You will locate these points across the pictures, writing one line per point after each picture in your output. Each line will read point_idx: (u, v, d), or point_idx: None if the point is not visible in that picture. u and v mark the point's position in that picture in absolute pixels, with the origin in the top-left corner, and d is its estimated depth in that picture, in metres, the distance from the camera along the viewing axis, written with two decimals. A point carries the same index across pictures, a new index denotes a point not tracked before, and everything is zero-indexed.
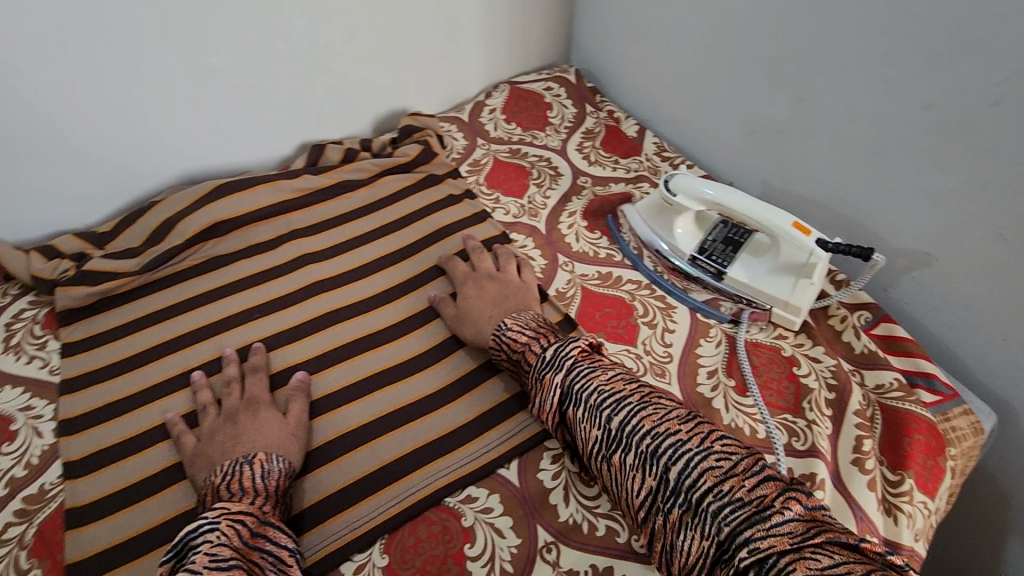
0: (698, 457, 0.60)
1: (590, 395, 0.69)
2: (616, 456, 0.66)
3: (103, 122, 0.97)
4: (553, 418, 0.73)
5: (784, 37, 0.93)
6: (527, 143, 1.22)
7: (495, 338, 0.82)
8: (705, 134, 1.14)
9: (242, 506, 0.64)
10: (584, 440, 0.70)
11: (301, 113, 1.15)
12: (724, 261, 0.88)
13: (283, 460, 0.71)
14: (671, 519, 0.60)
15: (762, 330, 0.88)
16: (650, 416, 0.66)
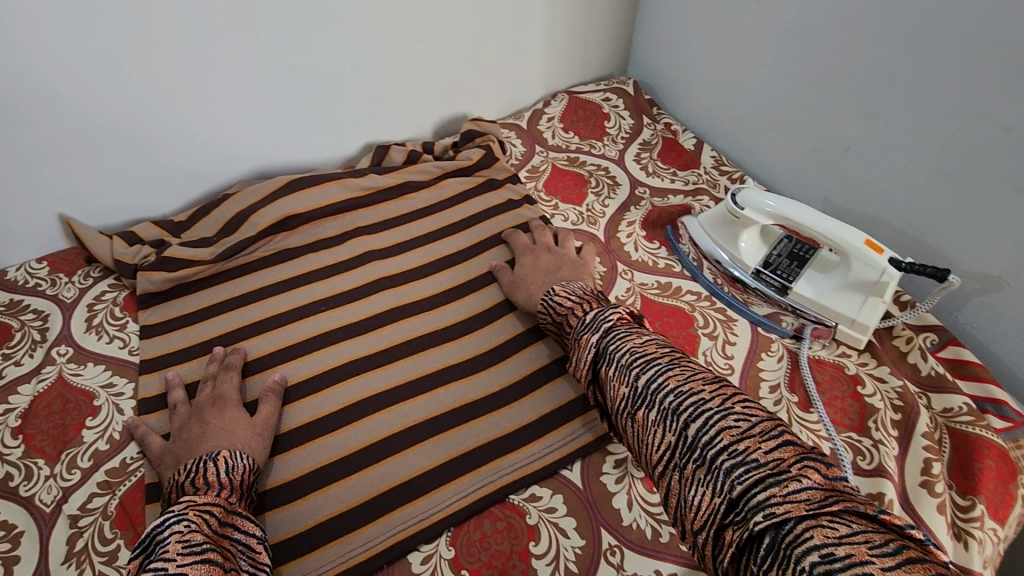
0: (718, 416, 0.60)
1: (622, 355, 0.71)
2: (640, 413, 0.67)
3: (188, 117, 1.00)
4: (585, 375, 0.76)
5: (860, 56, 0.93)
6: (585, 152, 1.23)
7: (542, 305, 0.87)
8: (766, 150, 1.15)
9: (209, 497, 0.65)
10: (612, 397, 0.71)
11: (368, 115, 1.18)
12: (789, 276, 0.88)
13: (247, 457, 0.72)
14: (686, 475, 0.60)
15: (825, 347, 0.88)
16: (676, 376, 0.66)
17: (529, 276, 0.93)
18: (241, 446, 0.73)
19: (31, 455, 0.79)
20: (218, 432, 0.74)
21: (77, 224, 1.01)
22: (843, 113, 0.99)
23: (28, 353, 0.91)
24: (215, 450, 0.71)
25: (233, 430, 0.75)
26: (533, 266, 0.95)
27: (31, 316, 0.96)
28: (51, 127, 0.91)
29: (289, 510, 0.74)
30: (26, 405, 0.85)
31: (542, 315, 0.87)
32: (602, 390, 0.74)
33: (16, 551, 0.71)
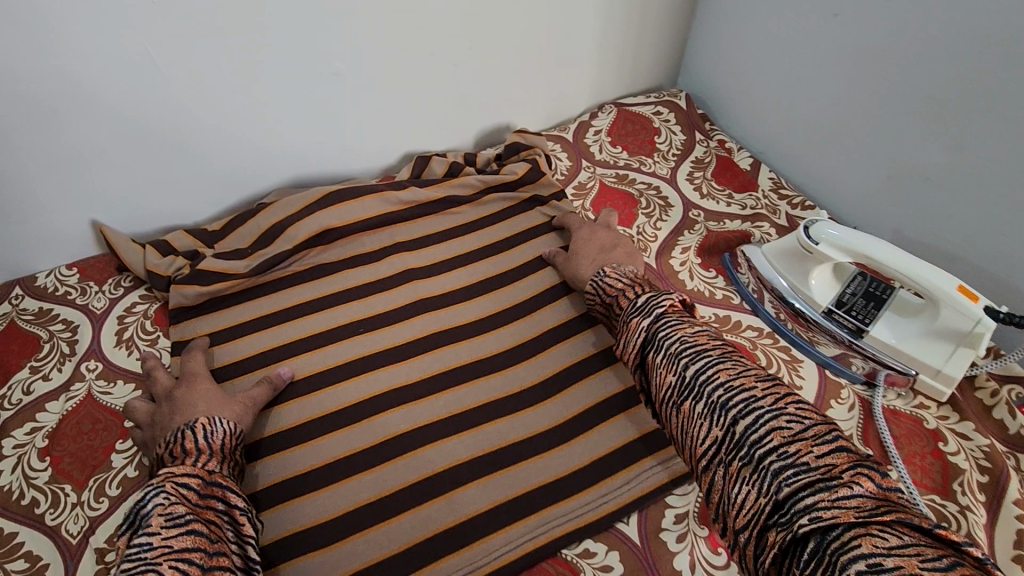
0: (769, 416, 0.59)
1: (671, 344, 0.70)
2: (686, 403, 0.66)
3: (221, 121, 0.95)
4: (632, 360, 0.75)
5: (949, 82, 0.86)
6: (634, 169, 1.17)
7: (593, 287, 0.87)
8: (830, 175, 1.08)
9: (188, 468, 0.66)
10: (657, 385, 0.71)
11: (410, 124, 1.13)
12: (865, 318, 0.82)
13: (226, 422, 0.73)
14: (731, 471, 0.60)
15: (901, 396, 0.82)
16: (727, 370, 0.65)
17: (581, 252, 0.94)
18: (223, 414, 0.74)
19: (58, 480, 0.76)
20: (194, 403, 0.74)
21: (109, 231, 0.97)
22: (924, 142, 0.92)
23: (56, 367, 0.87)
24: (193, 418, 0.72)
25: (212, 401, 0.76)
26: (582, 243, 0.95)
27: (60, 327, 0.92)
28: (87, 130, 0.87)
29: (321, 557, 0.71)
30: (53, 424, 0.81)
31: (592, 296, 0.88)
32: (647, 377, 0.73)
33: None
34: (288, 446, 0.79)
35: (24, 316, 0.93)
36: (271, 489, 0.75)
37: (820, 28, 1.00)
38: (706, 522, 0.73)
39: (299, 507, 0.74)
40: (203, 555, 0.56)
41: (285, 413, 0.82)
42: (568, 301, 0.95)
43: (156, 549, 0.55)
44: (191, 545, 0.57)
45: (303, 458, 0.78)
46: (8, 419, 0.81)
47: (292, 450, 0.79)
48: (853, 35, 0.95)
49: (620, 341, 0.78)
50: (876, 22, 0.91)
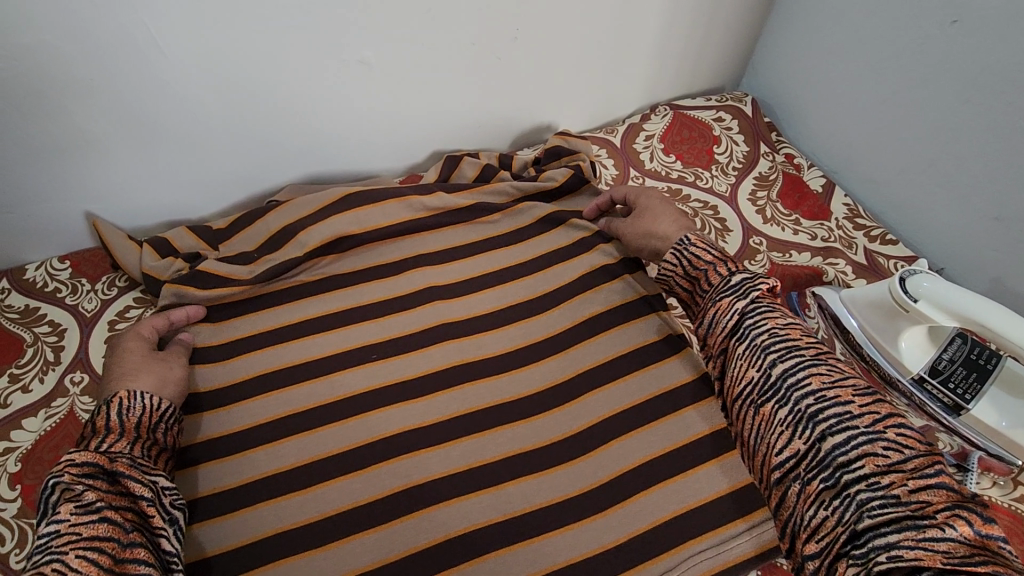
0: (864, 438, 0.54)
1: (761, 337, 0.64)
2: (768, 405, 0.61)
3: (238, 114, 0.85)
4: (713, 345, 0.69)
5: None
6: (689, 183, 1.04)
7: (671, 256, 0.75)
8: (919, 206, 0.95)
9: (89, 455, 0.59)
10: (734, 378, 0.65)
11: (444, 120, 1.02)
12: (965, 392, 0.69)
13: (148, 397, 0.66)
14: (809, 490, 0.56)
15: (998, 486, 0.69)
16: (822, 376, 0.60)
17: (657, 206, 0.84)
18: (140, 386, 0.67)
19: (27, 514, 0.69)
20: (115, 374, 0.68)
21: (103, 224, 0.87)
22: None
23: (38, 377, 0.80)
24: (110, 393, 0.65)
25: (133, 368, 0.69)
26: (656, 197, 0.86)
27: (46, 330, 0.84)
28: (85, 119, 0.77)
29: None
30: (29, 446, 0.74)
31: (668, 267, 0.75)
32: (725, 367, 0.68)
33: None
34: (270, 496, 0.70)
35: (9, 314, 0.85)
36: (290, 535, 0.67)
37: (931, 38, 0.85)
38: None
39: (294, 568, 0.66)
40: (115, 545, 0.54)
41: (282, 452, 0.72)
42: (609, 336, 0.83)
43: (63, 537, 0.53)
44: (104, 534, 0.54)
45: (295, 511, 0.69)
46: None
47: (244, 509, 0.69)
48: (974, 53, 0.80)
49: (702, 323, 0.70)
50: (1008, 39, 0.77)
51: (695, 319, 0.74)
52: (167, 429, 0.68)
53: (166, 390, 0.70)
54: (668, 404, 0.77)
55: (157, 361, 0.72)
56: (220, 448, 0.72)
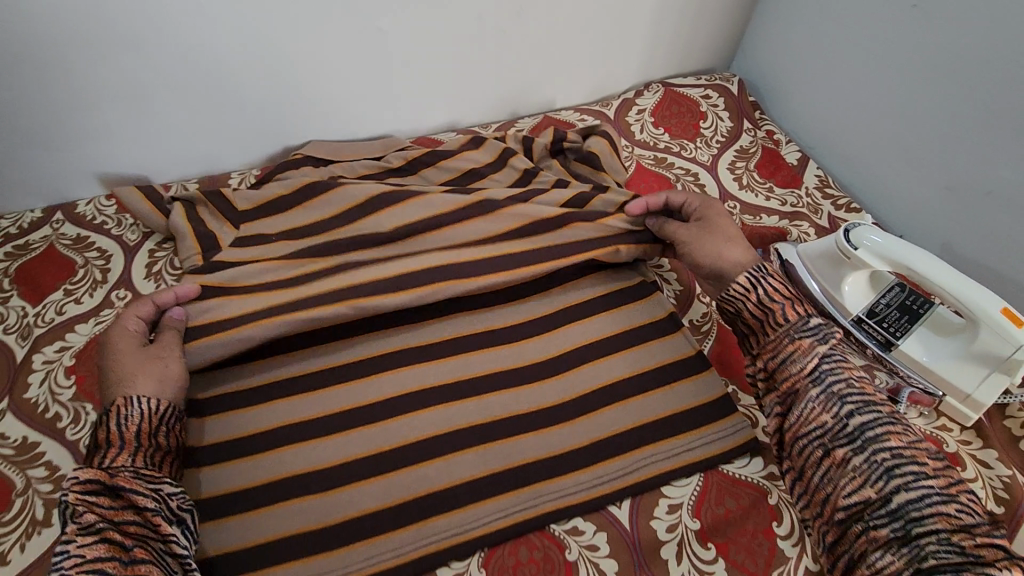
0: (937, 498, 0.57)
1: (840, 386, 0.65)
2: (840, 451, 0.62)
3: (258, 79, 0.98)
4: (780, 382, 0.69)
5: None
6: (674, 152, 1.13)
7: (747, 280, 0.74)
8: (881, 177, 1.03)
9: (90, 472, 0.62)
10: (802, 418, 0.66)
11: (453, 90, 1.13)
12: (897, 331, 0.77)
13: (145, 404, 0.68)
14: (875, 533, 0.58)
15: (923, 416, 0.77)
16: (896, 434, 0.62)
17: (724, 225, 0.85)
18: (139, 391, 0.69)
19: (80, 399, 0.79)
20: (114, 379, 0.70)
21: (132, 198, 0.95)
22: (994, 147, 0.86)
23: (89, 292, 0.91)
24: (109, 402, 0.67)
25: (132, 371, 0.71)
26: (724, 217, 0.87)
27: (95, 255, 0.96)
28: (137, 67, 0.89)
29: (317, 501, 0.70)
30: (81, 345, 0.85)
31: (740, 290, 0.74)
32: (789, 406, 0.68)
33: (56, 494, 0.71)
34: (280, 395, 0.78)
35: (64, 241, 0.97)
36: (288, 428, 0.75)
37: (899, 16, 0.93)
38: (698, 515, 0.70)
39: (289, 455, 0.73)
40: (116, 564, 0.57)
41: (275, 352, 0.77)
42: (592, 276, 0.91)
43: (71, 559, 0.56)
44: (105, 555, 0.57)
45: (299, 407, 0.77)
46: (41, 336, 0.85)
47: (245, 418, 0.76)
48: (947, 14, 0.86)
49: (774, 357, 0.70)
50: (965, 15, 0.84)
51: (755, 350, 0.74)
52: (169, 430, 0.69)
53: (166, 391, 0.71)
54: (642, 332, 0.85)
55: (153, 357, 0.73)
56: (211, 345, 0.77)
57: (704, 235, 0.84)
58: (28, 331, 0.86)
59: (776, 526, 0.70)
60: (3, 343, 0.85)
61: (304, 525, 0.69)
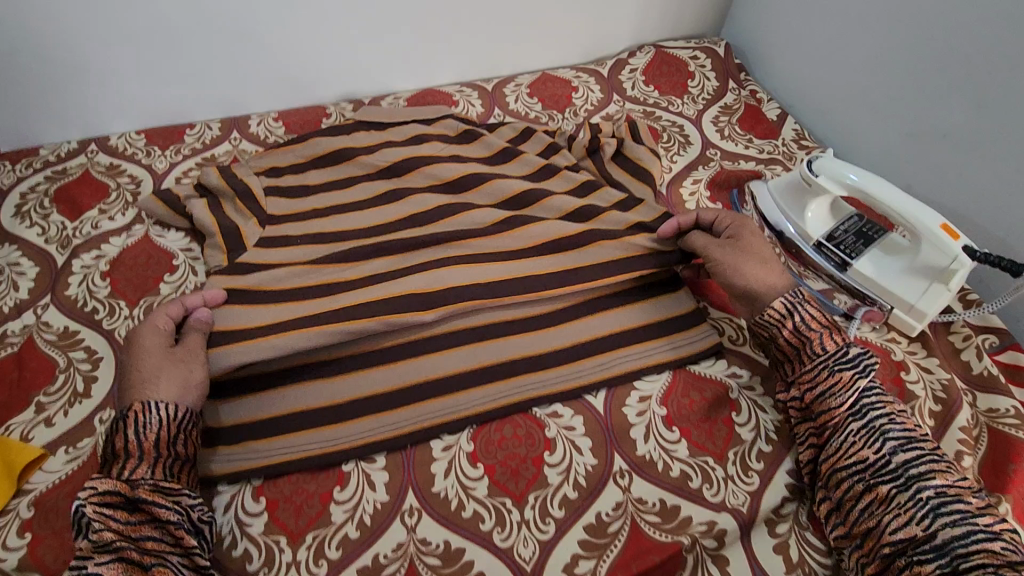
0: (983, 535, 0.59)
1: (882, 422, 0.67)
2: (883, 486, 0.64)
3: (274, 28, 1.08)
4: (818, 413, 0.71)
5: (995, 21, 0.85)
6: (662, 107, 1.21)
7: (783, 305, 0.74)
8: (853, 128, 1.11)
9: (110, 483, 0.61)
10: (842, 450, 0.68)
11: (457, 45, 1.22)
12: (852, 252, 0.86)
13: (163, 411, 0.66)
14: (918, 568, 0.60)
15: (875, 330, 0.85)
16: (939, 471, 0.64)
17: (758, 246, 0.81)
18: (157, 395, 0.67)
19: (115, 297, 0.88)
20: (134, 380, 0.68)
21: (152, 205, 0.96)
22: (953, 90, 0.93)
23: (121, 211, 1.00)
24: (127, 406, 0.66)
25: (152, 374, 0.68)
26: (758, 237, 0.83)
27: (127, 180, 1.05)
28: (171, 7, 0.99)
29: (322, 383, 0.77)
30: (114, 254, 0.93)
31: (776, 315, 0.74)
32: (827, 438, 0.70)
33: (95, 372, 0.80)
34: None
35: (98, 168, 1.06)
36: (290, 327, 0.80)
37: None
38: (665, 403, 0.79)
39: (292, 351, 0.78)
40: None
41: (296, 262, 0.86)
42: None
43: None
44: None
45: (300, 299, 0.80)
46: (79, 246, 0.94)
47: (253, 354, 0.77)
48: None
49: (813, 389, 0.72)
50: None
51: (790, 378, 0.75)
52: (186, 439, 0.67)
53: (187, 395, 0.69)
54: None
55: (178, 363, 0.70)
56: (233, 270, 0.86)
57: (735, 255, 0.80)
58: (68, 241, 0.95)
59: (734, 415, 0.78)
60: (46, 251, 0.94)
61: (310, 404, 0.75)
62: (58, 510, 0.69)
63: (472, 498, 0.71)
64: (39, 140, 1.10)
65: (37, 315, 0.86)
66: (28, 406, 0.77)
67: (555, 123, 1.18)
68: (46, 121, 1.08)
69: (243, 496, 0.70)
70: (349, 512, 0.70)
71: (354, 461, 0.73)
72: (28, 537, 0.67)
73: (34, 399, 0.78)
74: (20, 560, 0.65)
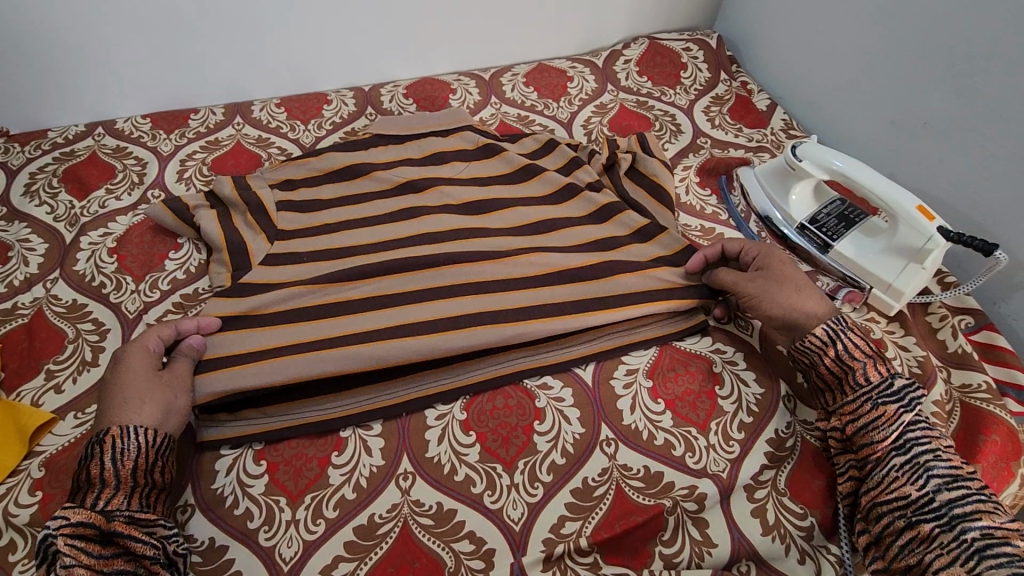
0: None
1: (927, 457, 0.64)
2: (926, 524, 0.61)
3: (276, 15, 1.10)
4: (859, 446, 0.68)
5: (966, 10, 0.89)
6: (655, 97, 1.24)
7: (824, 332, 0.71)
8: (840, 117, 1.15)
9: (83, 514, 0.59)
10: (883, 484, 0.65)
11: (456, 35, 1.25)
12: (833, 235, 0.91)
13: (142, 438, 0.65)
14: None
15: (856, 311, 0.87)
16: (987, 512, 0.60)
17: (790, 275, 0.79)
18: (137, 419, 0.66)
19: (121, 272, 0.91)
20: (117, 400, 0.67)
21: (160, 214, 0.93)
22: (931, 78, 0.96)
23: (127, 191, 1.03)
24: (105, 428, 0.64)
25: (135, 395, 0.67)
26: (788, 265, 0.80)
27: (133, 162, 1.08)
28: None
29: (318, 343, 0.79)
30: (121, 232, 0.96)
31: (818, 342, 0.71)
32: (869, 472, 0.67)
33: (102, 343, 0.83)
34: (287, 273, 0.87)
35: (104, 150, 1.09)
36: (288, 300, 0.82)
37: None
38: (651, 376, 0.82)
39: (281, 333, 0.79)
40: None
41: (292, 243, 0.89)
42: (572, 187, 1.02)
43: None
44: None
45: (309, 295, 0.82)
46: (86, 224, 0.97)
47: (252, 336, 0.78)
48: None
49: (854, 421, 0.69)
50: None
51: (830, 408, 0.72)
52: (163, 468, 0.66)
53: (166, 422, 0.68)
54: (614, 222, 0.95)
55: (164, 387, 0.70)
56: (234, 247, 0.88)
57: (766, 284, 0.78)
58: (75, 220, 0.98)
59: (718, 388, 0.81)
60: (54, 228, 0.97)
61: None
62: (68, 470, 0.72)
63: (465, 463, 0.74)
64: (47, 122, 1.13)
65: (46, 289, 0.89)
66: (38, 374, 0.80)
67: (551, 111, 1.21)
68: (54, 105, 1.11)
69: (244, 459, 0.73)
70: (346, 475, 0.73)
71: (351, 428, 0.76)
72: (39, 495, 0.70)
73: (44, 367, 0.81)
74: (32, 516, 0.68)
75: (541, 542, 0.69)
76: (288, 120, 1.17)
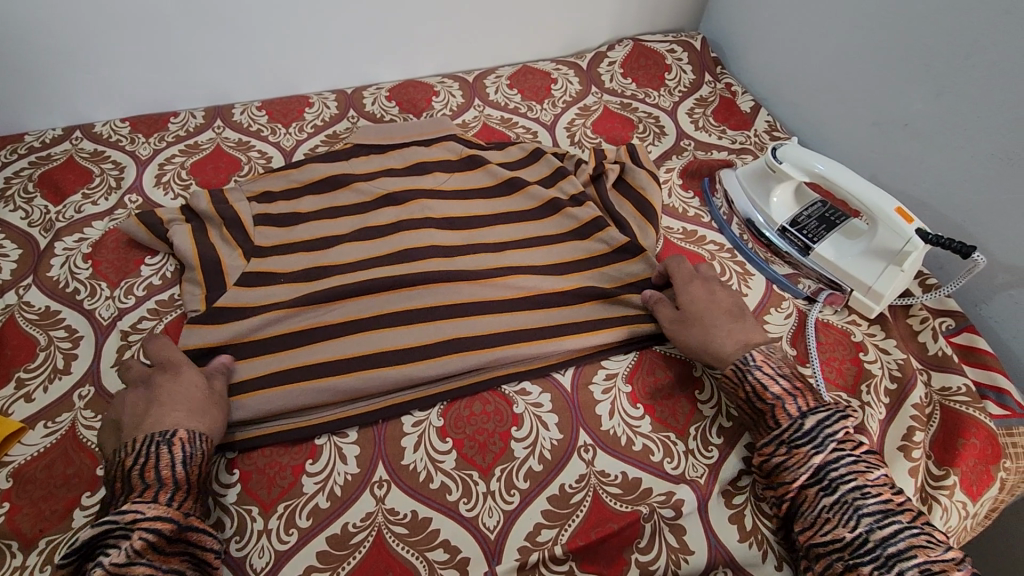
0: None
1: (855, 496, 0.61)
2: (865, 566, 0.58)
3: (254, 19, 1.09)
4: (780, 485, 0.66)
5: (948, 10, 0.88)
6: (639, 99, 1.24)
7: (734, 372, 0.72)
8: (822, 118, 1.14)
9: (161, 510, 0.60)
10: (812, 523, 0.62)
11: (438, 37, 1.24)
12: (813, 237, 0.90)
13: (204, 447, 0.66)
14: None
15: (837, 313, 0.88)
16: (924, 549, 0.58)
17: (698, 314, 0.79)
18: (198, 428, 0.67)
19: (96, 278, 0.90)
20: (178, 405, 0.68)
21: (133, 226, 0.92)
22: (915, 78, 0.95)
23: (104, 196, 1.02)
24: (171, 430, 0.65)
25: (196, 404, 0.69)
26: (701, 300, 0.80)
27: (110, 166, 1.06)
28: None
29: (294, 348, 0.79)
30: (97, 237, 0.95)
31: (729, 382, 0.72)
32: (796, 512, 0.64)
33: (74, 350, 0.82)
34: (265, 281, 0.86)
35: (81, 154, 1.08)
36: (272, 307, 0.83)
37: None
38: (630, 381, 0.81)
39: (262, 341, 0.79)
40: None
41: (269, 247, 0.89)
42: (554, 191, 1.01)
43: None
44: None
45: (285, 308, 0.82)
46: (61, 229, 0.96)
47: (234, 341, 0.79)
48: None
49: (771, 460, 0.67)
50: None
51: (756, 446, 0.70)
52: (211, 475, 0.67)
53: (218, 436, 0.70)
54: (595, 228, 0.94)
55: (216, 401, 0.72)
56: (209, 265, 0.87)
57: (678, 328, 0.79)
58: (50, 225, 0.97)
59: (697, 393, 0.80)
60: (29, 234, 0.96)
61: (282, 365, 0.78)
62: (36, 481, 0.71)
63: (440, 470, 0.73)
64: (23, 126, 1.12)
65: (19, 295, 0.88)
66: (8, 382, 0.79)
67: (534, 114, 1.21)
68: (28, 107, 1.09)
69: (217, 468, 0.72)
70: (320, 483, 0.72)
71: (327, 435, 0.76)
72: (6, 506, 0.69)
73: (15, 375, 0.80)
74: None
75: (516, 550, 0.69)
76: (268, 124, 1.16)
